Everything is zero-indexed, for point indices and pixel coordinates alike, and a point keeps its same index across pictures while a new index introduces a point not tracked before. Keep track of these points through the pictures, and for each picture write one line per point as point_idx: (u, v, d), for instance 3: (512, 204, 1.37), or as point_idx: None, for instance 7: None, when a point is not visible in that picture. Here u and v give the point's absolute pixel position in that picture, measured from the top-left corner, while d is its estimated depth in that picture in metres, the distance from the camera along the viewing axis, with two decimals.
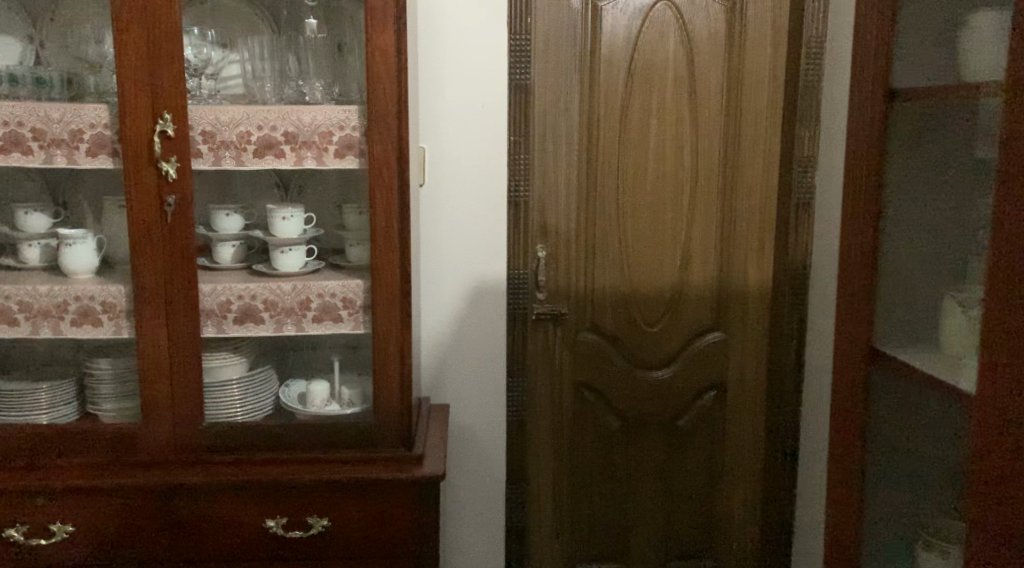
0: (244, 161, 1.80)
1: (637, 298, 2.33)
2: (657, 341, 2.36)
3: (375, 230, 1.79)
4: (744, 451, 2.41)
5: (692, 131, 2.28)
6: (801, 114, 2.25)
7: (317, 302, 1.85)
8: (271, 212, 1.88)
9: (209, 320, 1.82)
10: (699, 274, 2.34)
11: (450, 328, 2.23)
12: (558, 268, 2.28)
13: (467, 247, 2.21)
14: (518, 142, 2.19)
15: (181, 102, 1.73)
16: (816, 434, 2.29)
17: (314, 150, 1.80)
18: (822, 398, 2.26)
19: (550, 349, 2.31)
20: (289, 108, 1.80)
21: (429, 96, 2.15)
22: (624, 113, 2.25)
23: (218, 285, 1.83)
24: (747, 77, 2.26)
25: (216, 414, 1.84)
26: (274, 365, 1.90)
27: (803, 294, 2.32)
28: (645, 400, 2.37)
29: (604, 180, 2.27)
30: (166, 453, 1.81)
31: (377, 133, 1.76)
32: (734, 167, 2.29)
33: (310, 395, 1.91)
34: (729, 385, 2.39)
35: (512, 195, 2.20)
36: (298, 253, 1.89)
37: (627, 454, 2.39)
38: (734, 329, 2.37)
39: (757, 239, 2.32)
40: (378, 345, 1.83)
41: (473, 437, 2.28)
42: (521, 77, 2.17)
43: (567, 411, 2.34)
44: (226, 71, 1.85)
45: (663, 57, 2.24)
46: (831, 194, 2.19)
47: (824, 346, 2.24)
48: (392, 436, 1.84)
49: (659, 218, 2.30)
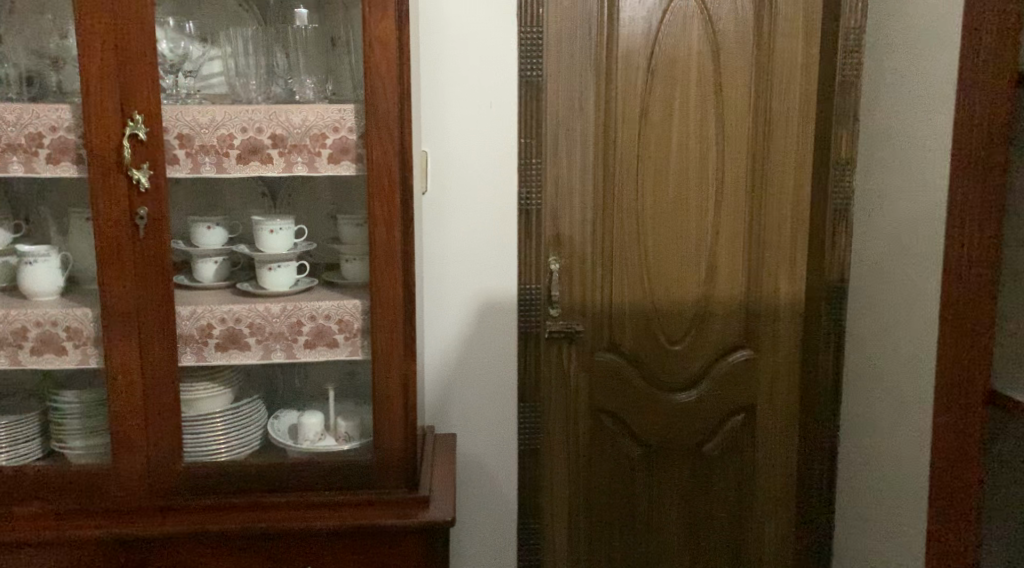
0: (226, 168, 1.60)
1: (658, 314, 2.14)
2: (681, 361, 2.17)
3: (374, 244, 1.60)
4: (774, 481, 2.22)
5: (718, 132, 2.09)
6: (838, 112, 2.03)
7: (310, 325, 1.65)
8: (257, 224, 1.68)
9: (188, 346, 1.62)
10: (726, 288, 2.15)
11: (455, 349, 2.03)
12: (573, 283, 2.08)
13: (474, 260, 2.01)
14: (529, 145, 1.98)
15: (154, 101, 1.53)
16: (855, 464, 2.09)
17: (305, 154, 1.60)
18: (862, 425, 2.05)
19: (564, 372, 2.12)
20: (276, 107, 1.60)
21: (432, 95, 1.95)
22: (644, 112, 2.06)
23: (197, 307, 1.62)
24: (777, 72, 2.07)
25: (198, 453, 1.65)
26: (262, 396, 1.71)
27: (841, 307, 2.10)
28: (668, 426, 2.18)
29: (622, 187, 2.08)
30: (139, 497, 1.61)
31: (374, 134, 1.57)
32: (763, 170, 2.11)
33: (302, 429, 1.71)
34: (759, 408, 2.20)
35: (523, 202, 2.00)
36: (288, 270, 1.70)
37: (649, 483, 2.20)
38: (764, 347, 2.18)
39: (789, 249, 2.14)
40: (378, 374, 1.63)
41: (481, 470, 2.07)
42: (532, 73, 1.96)
43: (583, 438, 2.15)
44: (207, 68, 1.65)
45: (685, 52, 2.05)
46: (871, 200, 1.99)
47: (865, 367, 2.03)
48: (394, 477, 1.65)
49: (683, 228, 2.11)
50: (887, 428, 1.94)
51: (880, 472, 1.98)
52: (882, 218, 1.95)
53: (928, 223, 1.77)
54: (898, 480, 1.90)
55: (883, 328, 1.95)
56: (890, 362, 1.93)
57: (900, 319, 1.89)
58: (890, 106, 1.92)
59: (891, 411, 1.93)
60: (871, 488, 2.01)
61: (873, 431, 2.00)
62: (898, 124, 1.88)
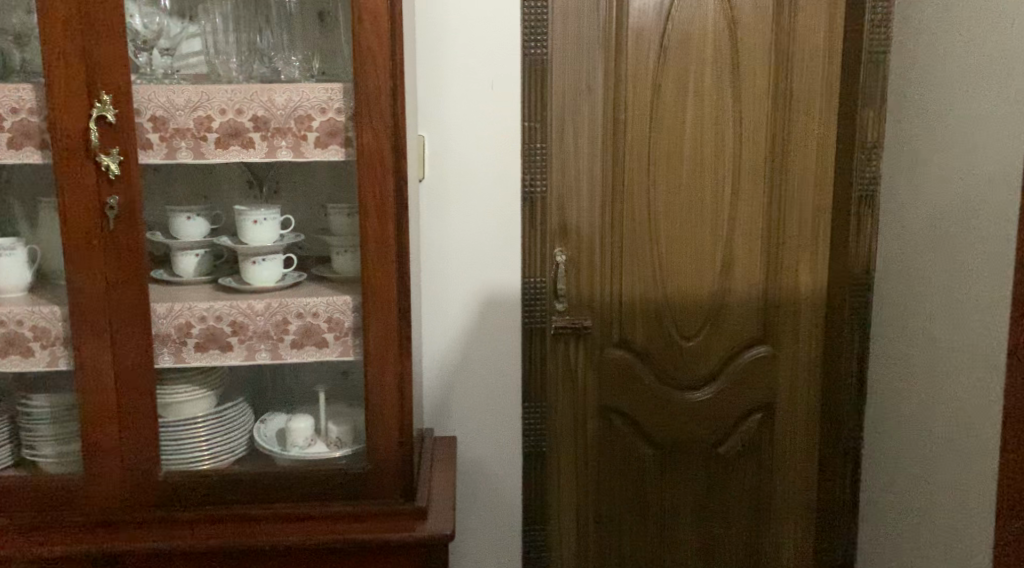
0: (204, 153, 1.47)
1: (671, 309, 2.02)
2: (696, 357, 2.04)
3: (365, 236, 1.47)
4: (795, 483, 2.10)
5: (735, 115, 1.96)
6: (864, 91, 1.90)
7: (296, 323, 1.52)
8: (240, 214, 1.56)
9: (165, 346, 1.50)
10: (743, 280, 2.02)
11: (455, 347, 1.91)
12: (581, 276, 1.96)
13: (475, 251, 1.88)
14: (534, 129, 1.85)
15: (123, 80, 1.41)
16: (883, 467, 1.96)
17: (290, 137, 1.48)
18: (890, 425, 1.93)
19: (571, 370, 1.99)
20: (257, 86, 1.47)
21: (429, 76, 1.82)
22: (656, 94, 1.93)
23: (174, 304, 1.50)
24: (799, 50, 1.94)
25: (178, 461, 1.53)
26: (248, 398, 1.59)
27: (867, 301, 1.98)
28: (682, 426, 2.05)
29: (632, 173, 1.95)
30: (114, 510, 1.49)
31: (365, 116, 1.44)
32: (783, 154, 1.98)
33: (290, 434, 1.59)
34: (778, 407, 2.07)
35: (527, 190, 1.87)
36: (274, 265, 1.57)
37: (661, 486, 2.07)
38: (784, 343, 2.05)
39: (810, 238, 2.01)
40: (371, 377, 1.50)
41: (484, 475, 1.95)
42: (537, 51, 1.83)
43: (591, 440, 2.02)
44: (186, 47, 1.54)
45: (701, 29, 1.92)
46: (902, 185, 1.86)
47: (895, 363, 1.91)
48: (388, 487, 1.53)
49: (697, 216, 1.98)
50: (922, 427, 1.82)
51: (912, 472, 1.85)
52: (915, 206, 1.82)
53: (974, 210, 1.64)
54: (936, 482, 1.77)
55: (919, 321, 1.82)
56: (926, 360, 1.80)
57: (937, 313, 1.77)
58: (925, 84, 1.78)
59: (926, 411, 1.81)
60: (901, 491, 1.89)
61: (903, 431, 1.88)
62: (935, 102, 1.75)
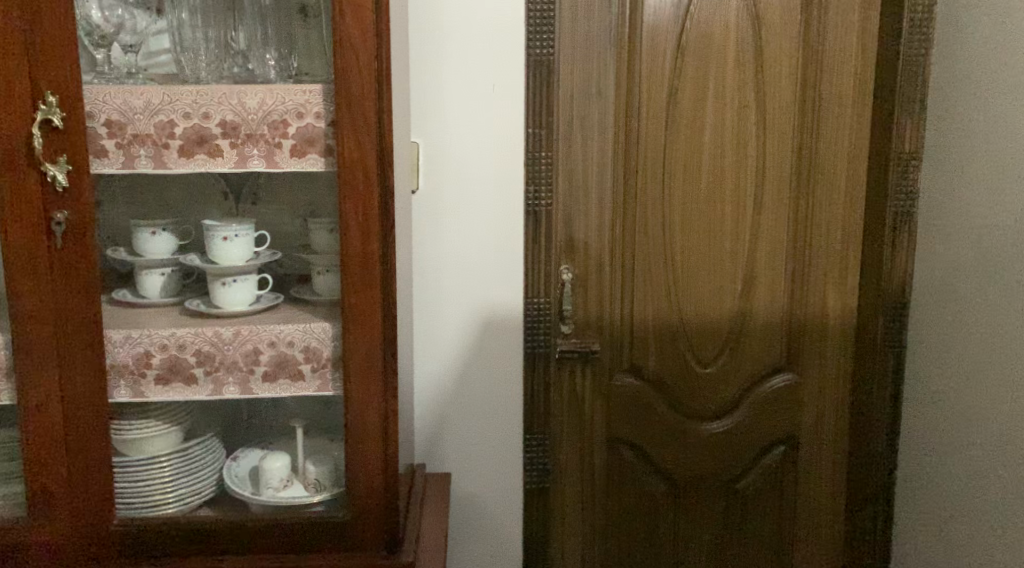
0: (166, 162, 1.32)
1: (687, 332, 1.85)
2: (713, 385, 1.87)
3: (347, 256, 1.31)
4: (819, 522, 1.93)
5: (758, 121, 1.79)
6: (902, 97, 1.73)
7: (268, 353, 1.36)
8: (209, 229, 1.40)
9: (122, 379, 1.34)
10: (766, 302, 1.85)
11: (450, 373, 1.74)
12: (588, 296, 1.79)
13: (472, 269, 1.72)
14: (538, 136, 1.69)
15: (72, 80, 1.25)
16: (919, 508, 1.79)
17: (262, 145, 1.32)
18: (929, 463, 1.76)
19: (576, 397, 1.82)
20: (227, 87, 1.31)
21: (424, 77, 1.66)
22: (672, 97, 1.76)
23: (132, 332, 1.34)
24: (829, 52, 1.78)
25: (139, 506, 1.37)
26: (218, 433, 1.43)
27: (902, 327, 1.81)
28: (698, 460, 1.88)
29: (645, 185, 1.78)
30: (63, 561, 1.34)
31: (346, 121, 1.28)
32: (811, 164, 1.81)
33: (264, 474, 1.42)
34: (802, 440, 1.90)
35: (530, 202, 1.71)
36: (246, 286, 1.41)
37: (674, 525, 1.91)
38: (809, 370, 1.88)
39: (839, 257, 1.84)
40: (353, 414, 1.34)
41: (480, 513, 1.79)
42: (541, 51, 1.67)
43: (598, 474, 1.86)
44: (154, 43, 1.39)
45: (722, 28, 1.76)
46: (945, 200, 1.69)
47: (935, 396, 1.74)
48: (371, 536, 1.36)
49: (716, 232, 1.81)
50: (967, 467, 1.65)
51: (956, 517, 1.68)
52: (960, 224, 1.65)
53: None
54: (984, 529, 1.60)
55: (964, 350, 1.66)
56: (973, 395, 1.63)
57: (986, 342, 1.60)
58: (972, 89, 1.61)
59: (971, 451, 1.64)
60: (942, 537, 1.72)
61: (945, 471, 1.71)
62: (985, 109, 1.58)
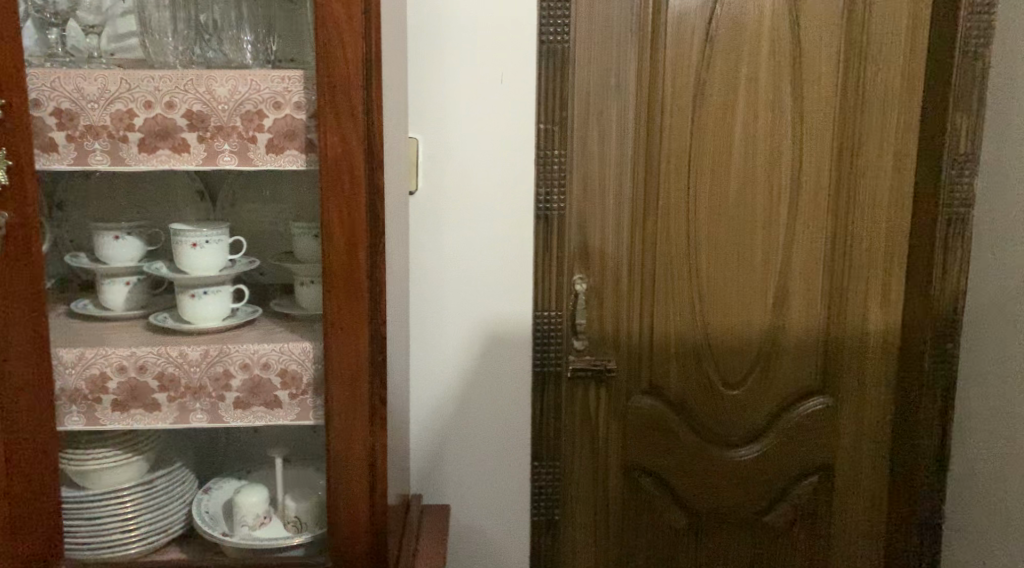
0: (125, 158, 1.16)
1: (713, 349, 1.68)
2: (741, 408, 1.70)
3: (329, 268, 1.14)
4: (856, 560, 1.75)
5: (794, 117, 1.62)
6: (956, 91, 1.56)
7: (240, 376, 1.20)
8: (178, 234, 1.24)
9: (73, 404, 1.19)
10: (799, 317, 1.67)
11: (450, 394, 1.58)
12: (605, 310, 1.63)
13: (475, 279, 1.56)
14: (551, 132, 1.52)
15: (13, 63, 1.09)
16: (970, 547, 1.62)
17: (234, 139, 1.15)
18: (983, 498, 1.58)
19: (590, 421, 1.65)
20: (194, 72, 1.15)
21: (423, 67, 1.50)
22: (699, 91, 1.59)
23: (86, 351, 1.18)
24: (874, 41, 1.60)
25: (92, 545, 1.22)
26: (187, 463, 1.26)
27: (952, 347, 1.63)
28: (722, 489, 1.71)
29: (668, 188, 1.61)
30: None
31: (330, 113, 1.11)
32: (851, 166, 1.64)
33: (238, 511, 1.26)
34: (838, 469, 1.73)
35: (541, 206, 1.54)
36: (219, 299, 1.25)
37: (695, 560, 1.73)
38: (847, 393, 1.71)
39: (882, 268, 1.67)
40: (335, 446, 1.18)
41: (483, 546, 1.63)
42: (555, 39, 1.51)
43: (613, 503, 1.69)
44: (121, 25, 1.23)
45: (756, 15, 1.58)
46: (1007, 205, 1.51)
47: (991, 424, 1.56)
48: None
49: (746, 239, 1.64)
50: None
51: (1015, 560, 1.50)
52: None
53: None
54: None
55: None
56: None
57: None
58: None
59: None
60: None
61: (1002, 508, 1.53)
62: None
